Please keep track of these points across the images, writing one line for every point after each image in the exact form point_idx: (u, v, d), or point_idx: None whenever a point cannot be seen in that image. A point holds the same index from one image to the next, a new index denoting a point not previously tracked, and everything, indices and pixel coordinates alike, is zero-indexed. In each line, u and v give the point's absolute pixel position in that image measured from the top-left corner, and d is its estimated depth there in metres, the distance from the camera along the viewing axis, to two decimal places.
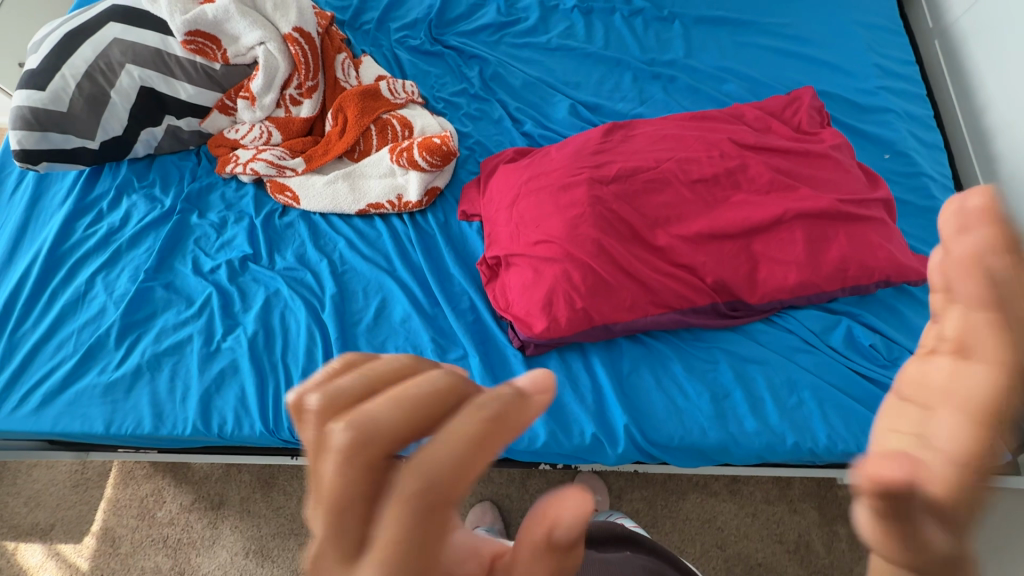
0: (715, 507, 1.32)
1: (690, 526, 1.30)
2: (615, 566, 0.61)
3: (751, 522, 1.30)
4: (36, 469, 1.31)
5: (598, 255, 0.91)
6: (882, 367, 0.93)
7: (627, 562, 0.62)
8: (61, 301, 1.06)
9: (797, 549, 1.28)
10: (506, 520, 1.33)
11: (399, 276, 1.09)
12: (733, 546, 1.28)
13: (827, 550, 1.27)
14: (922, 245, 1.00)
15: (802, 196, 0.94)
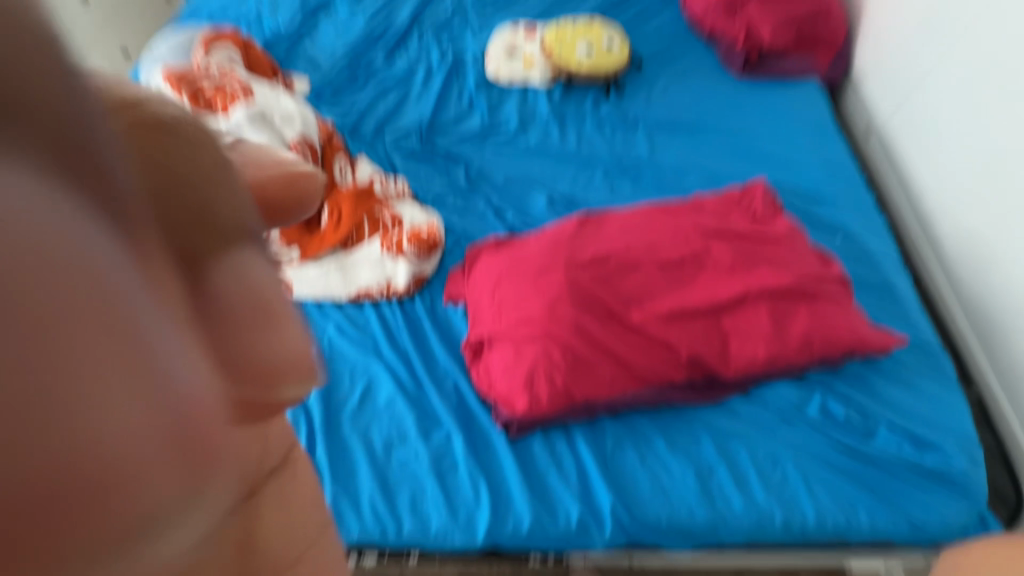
0: None
1: None
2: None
3: None
4: None
5: (576, 334, 0.96)
6: (861, 438, 0.95)
7: None
8: None
9: None
10: None
11: (386, 360, 1.12)
12: None
13: None
14: (882, 318, 1.06)
15: (763, 275, 1.01)
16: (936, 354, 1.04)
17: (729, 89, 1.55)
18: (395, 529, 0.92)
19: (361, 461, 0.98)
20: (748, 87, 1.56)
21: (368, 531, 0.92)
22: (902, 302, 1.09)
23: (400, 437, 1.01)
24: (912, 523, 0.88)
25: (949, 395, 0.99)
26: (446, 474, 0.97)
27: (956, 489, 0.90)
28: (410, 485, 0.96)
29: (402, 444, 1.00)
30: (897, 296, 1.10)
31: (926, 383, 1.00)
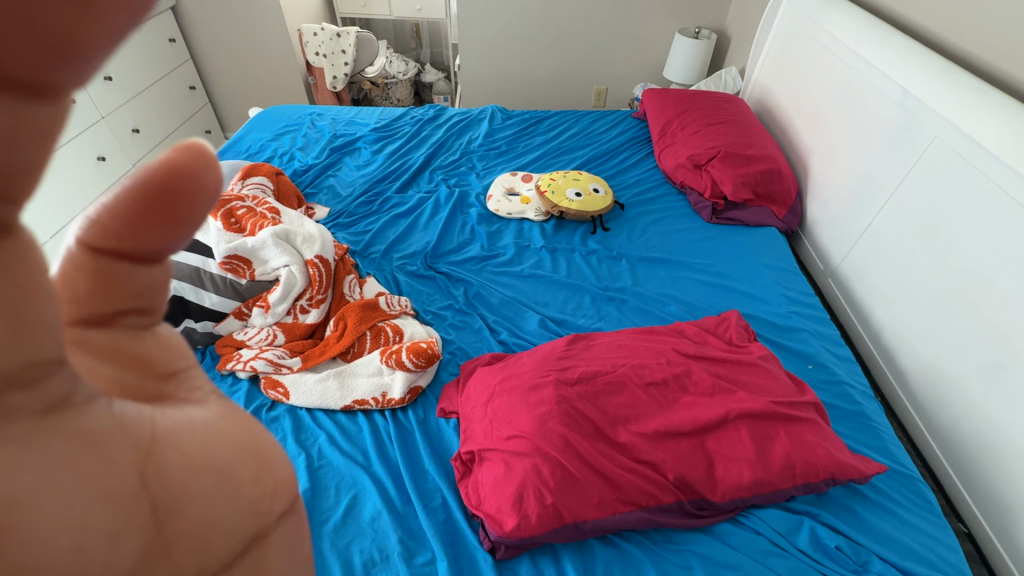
0: None
1: None
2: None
3: None
4: None
5: (566, 449, 0.98)
6: (855, 572, 0.92)
7: None
8: None
9: None
10: None
11: (374, 472, 1.11)
12: None
13: None
14: (861, 445, 1.10)
15: (742, 398, 1.07)
16: (917, 484, 1.06)
17: (700, 231, 1.76)
18: None
19: None
20: (717, 230, 1.77)
21: None
22: (878, 430, 1.14)
23: (382, 558, 0.97)
24: None
25: (936, 529, 0.99)
26: None
27: None
28: None
29: (383, 565, 0.96)
30: (873, 424, 1.15)
31: (911, 514, 1.01)
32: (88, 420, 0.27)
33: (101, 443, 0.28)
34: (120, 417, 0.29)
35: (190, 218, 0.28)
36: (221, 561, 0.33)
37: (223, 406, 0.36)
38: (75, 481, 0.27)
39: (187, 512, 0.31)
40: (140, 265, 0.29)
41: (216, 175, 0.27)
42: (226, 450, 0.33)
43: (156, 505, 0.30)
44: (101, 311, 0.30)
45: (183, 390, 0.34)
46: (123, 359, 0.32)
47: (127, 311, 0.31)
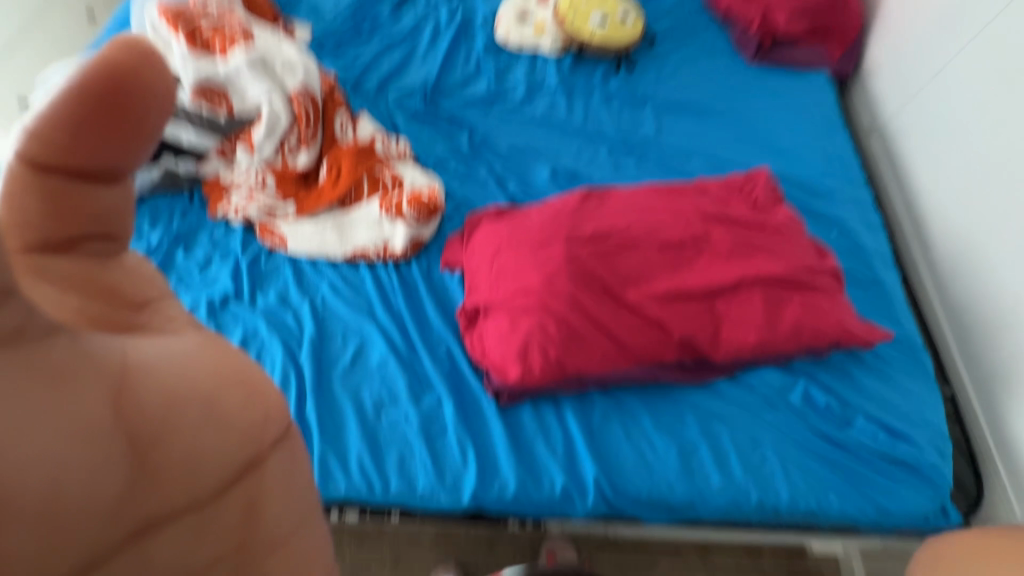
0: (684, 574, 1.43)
1: None
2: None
3: None
4: None
5: (572, 307, 0.97)
6: (839, 427, 0.98)
7: None
8: None
9: None
10: None
11: (379, 320, 1.12)
12: None
13: None
14: (870, 313, 1.09)
15: (759, 264, 1.02)
16: (918, 351, 1.06)
17: (740, 73, 1.53)
18: (382, 486, 0.94)
19: (351, 419, 1.00)
20: (759, 72, 1.54)
21: (356, 487, 0.94)
22: (891, 299, 1.12)
23: (391, 399, 1.02)
24: (879, 509, 0.92)
25: (926, 391, 1.02)
26: (435, 437, 0.99)
27: (924, 481, 0.94)
28: (399, 445, 0.98)
29: (392, 405, 1.02)
30: (887, 293, 1.12)
31: (905, 378, 1.03)
32: (60, 356, 0.28)
33: (74, 375, 0.28)
34: (93, 352, 0.29)
35: (150, 127, 0.34)
36: (218, 488, 0.34)
37: (202, 337, 0.37)
38: (52, 416, 0.27)
39: (173, 444, 0.32)
40: (99, 184, 0.34)
41: (160, 80, 0.34)
42: (203, 379, 0.34)
43: (132, 438, 0.30)
44: (64, 232, 0.33)
45: (155, 318, 0.38)
46: (87, 283, 0.35)
47: (92, 236, 0.35)
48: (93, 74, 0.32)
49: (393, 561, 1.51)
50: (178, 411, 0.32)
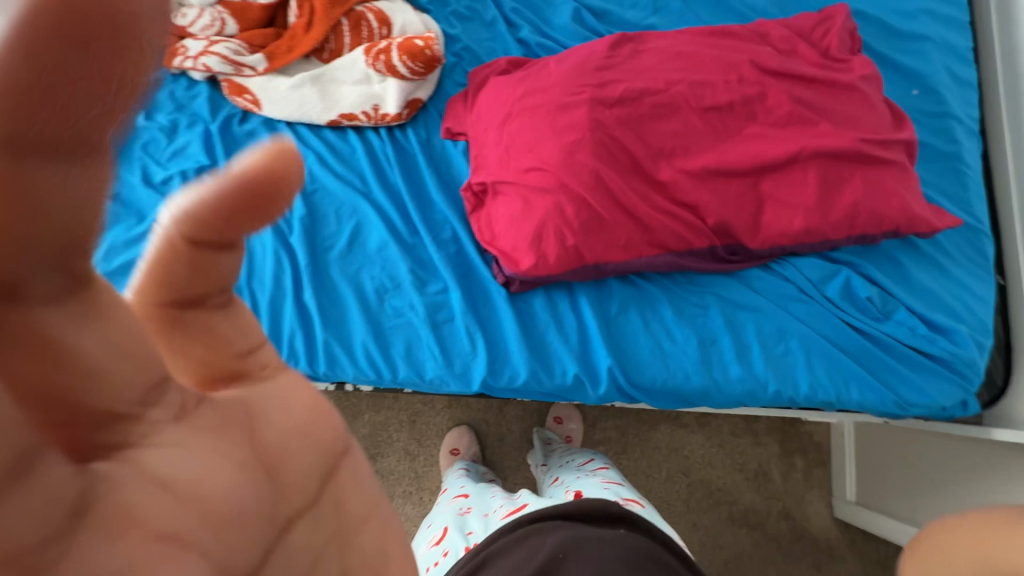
0: (683, 437, 1.50)
1: (660, 453, 1.50)
2: (614, 549, 0.63)
3: (717, 452, 1.49)
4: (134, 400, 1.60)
5: (595, 187, 0.84)
6: (874, 320, 0.91)
7: (619, 538, 0.66)
8: None
9: (755, 476, 1.48)
10: (482, 437, 1.61)
11: (375, 198, 0.99)
12: (695, 472, 1.48)
13: (782, 478, 1.48)
14: (935, 194, 0.95)
15: (821, 133, 0.86)
16: (982, 239, 0.94)
17: None
18: (390, 373, 0.92)
19: (352, 305, 0.94)
20: None
21: (364, 373, 0.92)
22: (965, 176, 0.96)
23: (393, 285, 0.95)
24: (898, 401, 0.88)
25: (979, 283, 0.92)
26: (441, 325, 0.94)
27: (955, 375, 0.88)
28: (404, 333, 0.93)
29: (396, 292, 0.95)
30: (962, 169, 0.96)
31: (960, 268, 0.93)
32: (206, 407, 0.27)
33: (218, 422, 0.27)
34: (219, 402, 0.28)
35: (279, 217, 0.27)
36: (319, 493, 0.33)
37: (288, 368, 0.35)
38: (204, 448, 0.26)
39: (291, 463, 0.31)
40: (228, 250, 0.27)
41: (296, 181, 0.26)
42: (301, 409, 0.33)
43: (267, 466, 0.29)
44: (195, 292, 0.28)
45: (258, 367, 0.32)
46: (209, 339, 0.30)
47: (215, 292, 0.29)
48: (245, 172, 0.24)
49: (410, 419, 1.65)
50: (290, 438, 0.31)
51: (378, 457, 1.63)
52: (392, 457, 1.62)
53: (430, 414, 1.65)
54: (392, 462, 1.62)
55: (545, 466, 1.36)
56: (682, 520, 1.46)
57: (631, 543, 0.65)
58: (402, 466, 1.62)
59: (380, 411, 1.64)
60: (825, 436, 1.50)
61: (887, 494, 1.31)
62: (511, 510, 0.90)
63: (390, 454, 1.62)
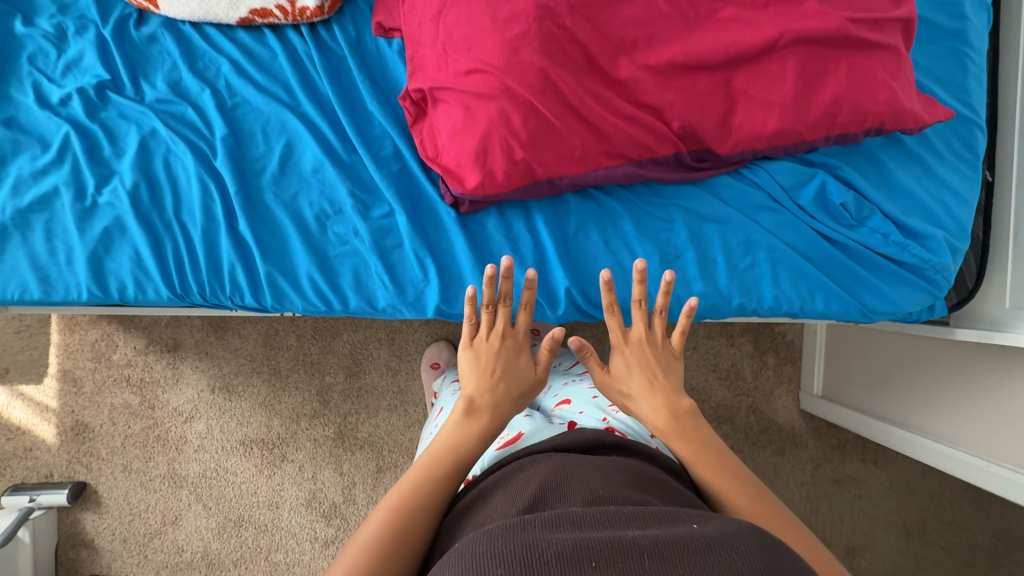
0: None
1: None
2: (604, 470, 0.62)
3: (691, 354, 1.48)
4: (134, 326, 1.66)
5: (543, 91, 0.74)
6: (846, 229, 0.85)
7: (611, 466, 0.63)
8: None
9: (727, 375, 1.49)
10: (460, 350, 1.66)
11: (304, 111, 0.89)
12: None
13: (754, 375, 1.49)
14: (929, 82, 0.85)
15: (805, 14, 0.75)
16: (975, 132, 0.85)
17: None
18: (341, 304, 0.88)
19: (291, 233, 0.87)
20: None
21: (313, 305, 0.89)
22: (967, 58, 0.85)
23: (334, 210, 0.88)
24: (863, 310, 0.87)
25: (964, 183, 0.85)
26: (389, 251, 0.88)
27: (923, 282, 0.85)
28: (352, 262, 0.88)
29: (338, 218, 0.88)
30: (965, 49, 0.85)
31: (945, 167, 0.85)
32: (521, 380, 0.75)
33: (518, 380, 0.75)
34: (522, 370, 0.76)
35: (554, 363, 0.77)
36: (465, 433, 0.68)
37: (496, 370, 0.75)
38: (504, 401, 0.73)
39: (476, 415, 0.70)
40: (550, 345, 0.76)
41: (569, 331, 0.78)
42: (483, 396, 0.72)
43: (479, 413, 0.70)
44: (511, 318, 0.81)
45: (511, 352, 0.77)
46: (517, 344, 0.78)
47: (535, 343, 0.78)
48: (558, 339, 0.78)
49: (389, 337, 1.69)
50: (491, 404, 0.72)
51: (360, 374, 1.67)
52: (374, 373, 1.68)
53: (409, 332, 1.69)
54: (375, 377, 1.68)
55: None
56: None
57: (623, 468, 0.63)
58: (385, 381, 1.68)
59: (357, 331, 1.68)
60: (796, 334, 1.51)
61: (850, 390, 1.37)
62: (506, 441, 0.77)
63: (372, 370, 1.68)
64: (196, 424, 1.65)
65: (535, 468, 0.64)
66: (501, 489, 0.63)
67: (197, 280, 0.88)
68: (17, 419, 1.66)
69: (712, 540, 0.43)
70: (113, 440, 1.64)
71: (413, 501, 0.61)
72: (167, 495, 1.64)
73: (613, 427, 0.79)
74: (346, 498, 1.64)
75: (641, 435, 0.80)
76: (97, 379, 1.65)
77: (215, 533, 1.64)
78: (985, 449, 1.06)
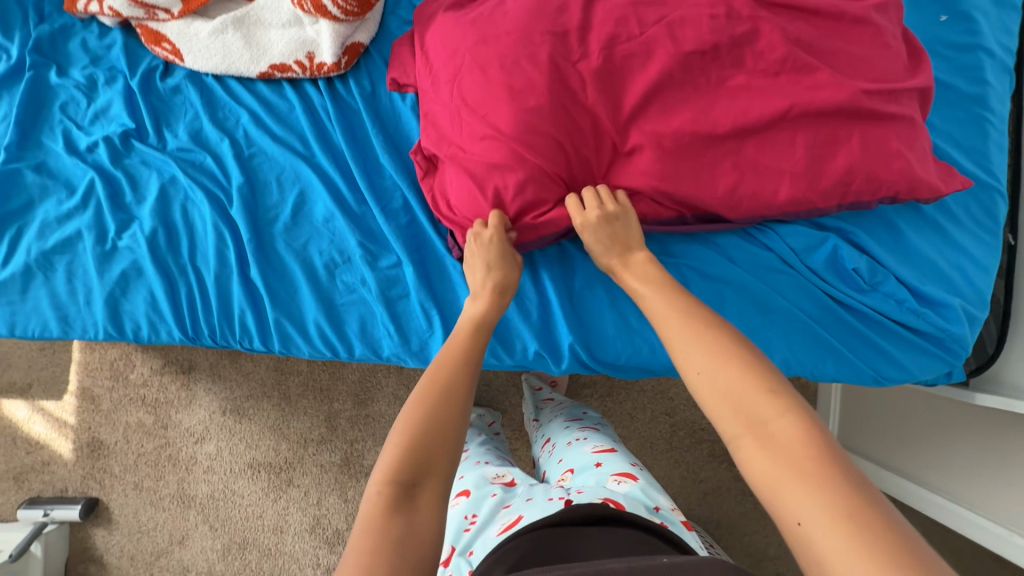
0: (669, 380, 1.45)
1: (645, 394, 1.44)
2: (600, 541, 0.62)
3: None
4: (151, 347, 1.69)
5: (551, 154, 0.75)
6: (860, 294, 0.83)
7: (608, 538, 0.63)
8: None
9: None
10: None
11: (318, 162, 0.91)
12: (680, 414, 1.44)
13: None
14: (947, 146, 0.83)
15: (817, 83, 0.74)
16: (995, 199, 0.83)
17: None
18: (346, 351, 0.89)
19: (301, 280, 0.89)
20: None
21: (319, 351, 0.90)
22: (988, 124, 0.83)
23: (343, 259, 0.89)
24: (875, 376, 0.84)
25: (983, 251, 0.83)
26: (395, 301, 0.89)
27: (940, 351, 0.83)
28: (359, 310, 0.89)
29: (347, 267, 0.89)
30: (986, 115, 0.83)
31: (964, 234, 0.83)
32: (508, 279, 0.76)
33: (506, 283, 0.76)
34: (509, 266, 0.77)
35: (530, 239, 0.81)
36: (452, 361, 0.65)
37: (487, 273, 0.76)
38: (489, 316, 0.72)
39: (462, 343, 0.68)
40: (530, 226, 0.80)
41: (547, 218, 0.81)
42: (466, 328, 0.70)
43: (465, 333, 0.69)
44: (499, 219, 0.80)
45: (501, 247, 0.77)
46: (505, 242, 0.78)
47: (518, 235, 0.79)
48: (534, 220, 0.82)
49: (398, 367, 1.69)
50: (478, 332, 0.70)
51: (368, 402, 1.68)
52: (382, 402, 1.68)
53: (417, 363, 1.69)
54: (383, 406, 1.68)
55: (536, 422, 1.13)
56: (663, 458, 1.43)
57: (620, 541, 0.62)
58: (393, 410, 1.67)
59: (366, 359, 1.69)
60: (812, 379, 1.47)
61: (864, 442, 1.31)
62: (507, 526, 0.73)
63: (380, 399, 1.68)
64: (206, 445, 1.67)
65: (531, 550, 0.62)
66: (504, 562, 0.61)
67: (208, 323, 0.90)
68: (37, 434, 1.71)
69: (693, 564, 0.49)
70: (126, 457, 1.67)
71: (408, 474, 0.53)
72: (175, 514, 1.66)
73: (612, 498, 0.75)
74: (350, 525, 1.64)
75: (643, 509, 0.75)
76: (113, 397, 1.69)
77: (220, 555, 1.65)
78: (1000, 513, 1.00)
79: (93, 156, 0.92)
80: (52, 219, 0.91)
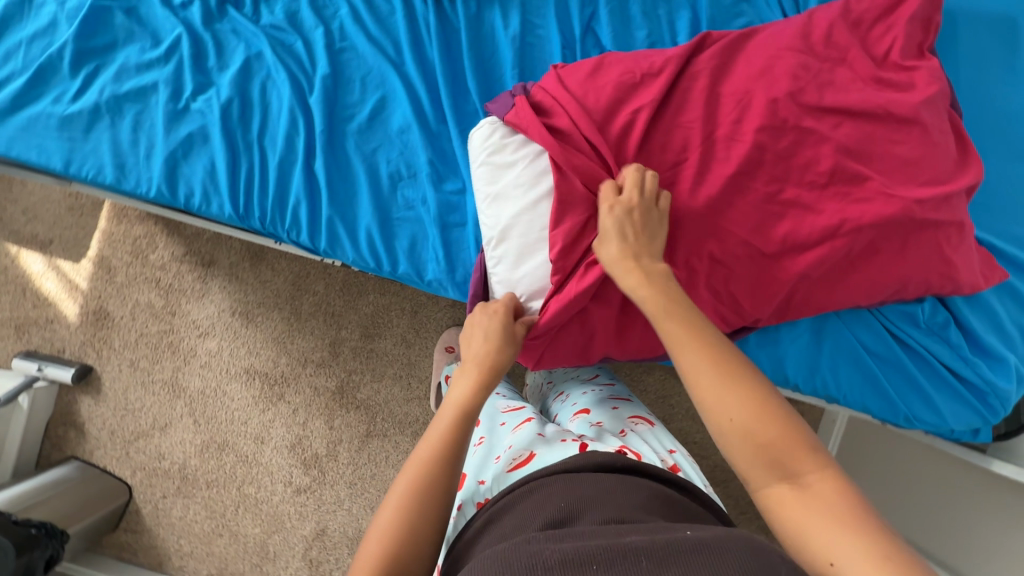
0: (674, 386, 1.33)
1: (646, 397, 1.33)
2: (616, 494, 0.56)
3: None
4: (175, 232, 1.69)
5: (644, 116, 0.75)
6: (917, 329, 0.81)
7: (627, 493, 0.56)
8: (33, 17, 0.91)
9: None
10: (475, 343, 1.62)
11: (406, 71, 0.89)
12: (676, 422, 1.33)
13: None
14: (994, 238, 0.81)
15: (866, 194, 0.72)
16: None
17: None
18: (390, 265, 0.88)
19: (363, 183, 0.88)
20: None
21: (363, 259, 0.88)
22: None
23: (409, 174, 0.88)
24: (906, 416, 0.84)
25: None
26: (451, 228, 0.88)
27: (980, 406, 0.81)
28: (411, 228, 0.88)
29: (410, 181, 0.88)
30: None
31: None
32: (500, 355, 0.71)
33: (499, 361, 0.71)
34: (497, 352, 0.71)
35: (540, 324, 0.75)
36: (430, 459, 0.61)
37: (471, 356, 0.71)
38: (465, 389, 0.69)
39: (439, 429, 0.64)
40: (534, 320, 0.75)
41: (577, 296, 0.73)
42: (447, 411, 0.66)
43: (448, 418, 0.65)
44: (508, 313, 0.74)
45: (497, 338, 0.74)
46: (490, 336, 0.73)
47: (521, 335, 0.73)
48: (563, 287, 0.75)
49: (412, 309, 1.66)
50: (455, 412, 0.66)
51: (375, 337, 1.66)
52: (389, 340, 1.66)
53: (432, 309, 1.66)
54: (389, 344, 1.65)
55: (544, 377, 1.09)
56: None
57: (639, 498, 0.56)
58: (398, 350, 1.65)
59: (385, 295, 1.67)
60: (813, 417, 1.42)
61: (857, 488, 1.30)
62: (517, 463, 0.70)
63: (388, 337, 1.65)
64: (209, 340, 1.67)
65: (547, 498, 0.57)
66: (511, 510, 0.57)
67: (261, 206, 0.88)
68: (47, 290, 1.71)
69: (709, 541, 0.42)
70: (128, 334, 1.68)
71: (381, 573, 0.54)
72: (163, 400, 1.66)
73: (629, 447, 0.72)
74: (329, 452, 1.62)
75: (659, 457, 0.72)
76: (129, 273, 1.69)
77: (197, 451, 1.65)
78: None
79: (186, 13, 0.91)
80: (130, 65, 0.90)
